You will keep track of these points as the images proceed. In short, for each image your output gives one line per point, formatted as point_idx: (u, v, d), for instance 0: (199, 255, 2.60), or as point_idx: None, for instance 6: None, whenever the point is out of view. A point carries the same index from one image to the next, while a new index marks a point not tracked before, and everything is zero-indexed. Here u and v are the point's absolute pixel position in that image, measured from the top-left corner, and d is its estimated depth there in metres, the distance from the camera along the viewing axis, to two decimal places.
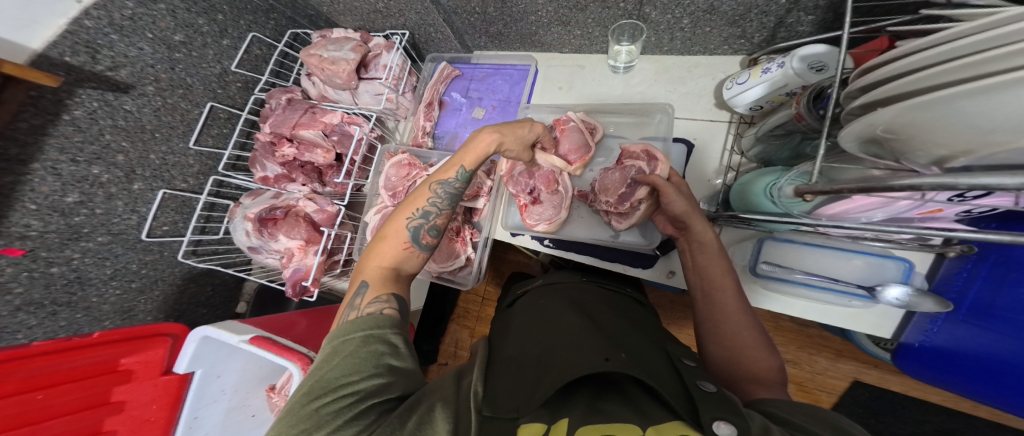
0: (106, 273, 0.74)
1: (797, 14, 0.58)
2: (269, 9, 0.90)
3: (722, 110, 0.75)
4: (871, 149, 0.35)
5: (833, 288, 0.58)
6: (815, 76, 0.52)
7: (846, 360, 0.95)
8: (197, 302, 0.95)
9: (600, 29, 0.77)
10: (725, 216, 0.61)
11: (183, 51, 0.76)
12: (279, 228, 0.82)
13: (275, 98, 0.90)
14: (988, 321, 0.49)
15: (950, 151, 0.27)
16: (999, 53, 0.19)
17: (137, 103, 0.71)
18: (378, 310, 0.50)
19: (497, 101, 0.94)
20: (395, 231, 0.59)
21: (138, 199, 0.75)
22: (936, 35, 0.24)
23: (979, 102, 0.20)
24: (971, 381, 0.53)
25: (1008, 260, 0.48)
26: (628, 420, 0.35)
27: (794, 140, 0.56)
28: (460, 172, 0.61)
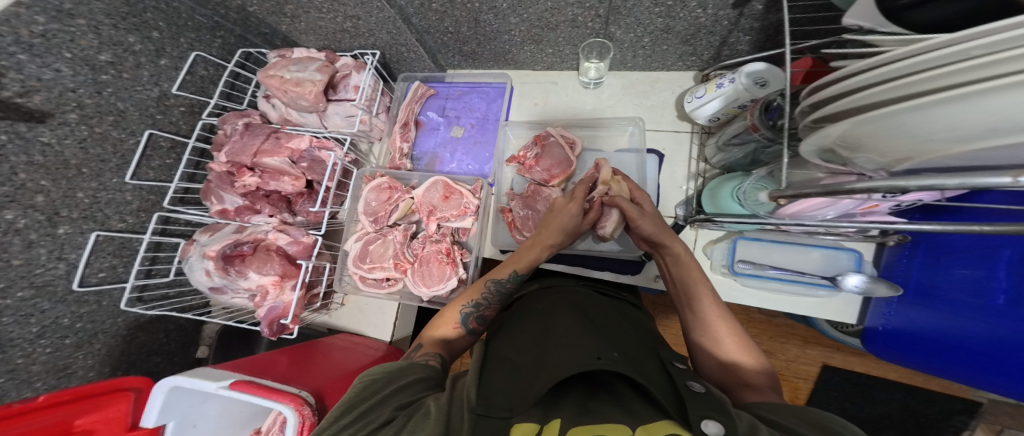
0: (32, 332, 0.62)
1: (737, 35, 0.65)
2: (214, 27, 0.81)
3: (683, 121, 0.81)
4: (826, 156, 0.37)
5: (801, 279, 0.64)
6: (760, 92, 0.56)
7: (812, 346, 1.06)
8: (150, 350, 0.84)
9: (570, 47, 0.81)
10: (699, 220, 0.66)
11: (112, 73, 0.66)
12: (248, 264, 0.75)
13: (230, 122, 0.82)
14: (935, 303, 0.53)
15: (891, 160, 0.30)
16: (936, 74, 0.22)
17: (57, 134, 0.60)
18: (425, 361, 0.56)
19: (474, 119, 0.95)
20: (450, 313, 0.66)
21: (65, 245, 0.64)
22: (864, 61, 0.28)
23: (919, 115, 0.23)
24: (938, 362, 0.54)
25: (934, 246, 0.54)
26: (617, 421, 0.37)
27: (750, 148, 0.59)
28: (512, 275, 0.70)
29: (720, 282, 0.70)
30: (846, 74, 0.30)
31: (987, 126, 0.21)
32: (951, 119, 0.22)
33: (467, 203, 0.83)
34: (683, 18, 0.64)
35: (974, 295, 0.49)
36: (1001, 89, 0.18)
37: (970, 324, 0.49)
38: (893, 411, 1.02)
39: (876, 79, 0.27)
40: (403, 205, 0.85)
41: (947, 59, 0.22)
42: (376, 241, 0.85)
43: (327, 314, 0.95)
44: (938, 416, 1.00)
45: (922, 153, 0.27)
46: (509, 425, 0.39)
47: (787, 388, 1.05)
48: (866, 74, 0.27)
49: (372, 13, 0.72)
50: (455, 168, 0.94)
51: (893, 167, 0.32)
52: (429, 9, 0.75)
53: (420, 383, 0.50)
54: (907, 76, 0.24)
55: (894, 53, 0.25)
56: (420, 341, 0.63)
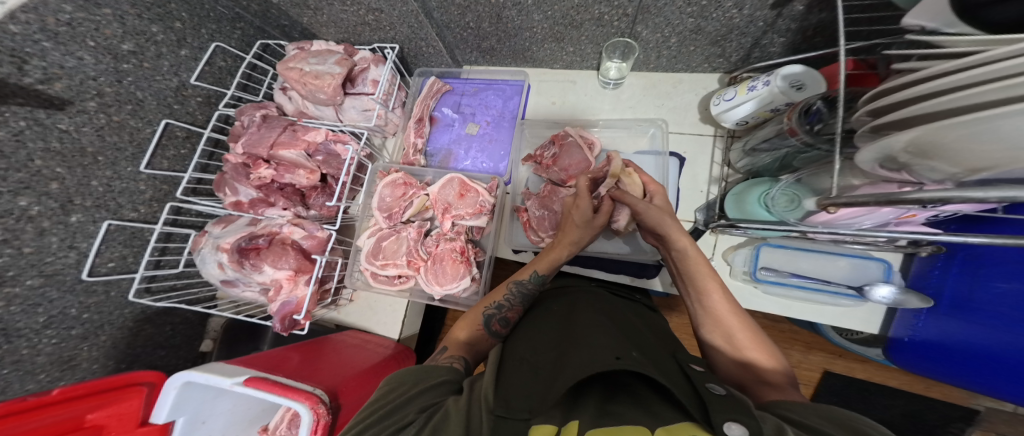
0: (39, 322, 0.61)
1: (771, 36, 0.64)
2: (235, 18, 0.79)
3: (707, 124, 0.80)
4: (886, 165, 0.35)
5: (827, 288, 0.63)
6: (797, 95, 0.54)
7: (815, 352, 1.05)
8: (156, 343, 0.83)
9: (592, 46, 0.80)
10: (722, 225, 0.65)
11: (133, 62, 0.65)
12: (263, 258, 0.73)
13: (247, 114, 0.81)
14: (970, 315, 0.52)
15: (960, 170, 0.29)
16: None
17: (75, 121, 0.59)
18: (449, 364, 0.56)
19: (490, 117, 0.94)
20: (473, 315, 0.67)
21: (76, 233, 0.63)
22: (960, 61, 0.26)
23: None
24: (970, 374, 0.53)
25: (973, 257, 0.53)
26: (639, 423, 0.35)
27: (782, 152, 0.57)
28: (533, 275, 0.70)
29: (741, 289, 0.69)
30: (930, 77, 0.28)
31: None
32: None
33: (482, 202, 0.82)
34: (715, 18, 0.63)
35: (1014, 308, 0.48)
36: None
37: (1006, 337, 0.48)
38: (894, 417, 0.99)
39: (975, 79, 0.24)
40: (417, 202, 0.84)
41: None
42: (390, 238, 0.83)
43: (336, 311, 0.95)
44: (942, 426, 0.98)
45: (1006, 162, 0.25)
46: (528, 427, 0.36)
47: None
48: (956, 75, 0.25)
49: (394, 6, 0.71)
50: (470, 165, 0.93)
51: (962, 177, 0.30)
52: (452, 3, 0.74)
53: (442, 386, 0.49)
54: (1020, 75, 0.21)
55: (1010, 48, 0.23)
56: (445, 344, 0.63)
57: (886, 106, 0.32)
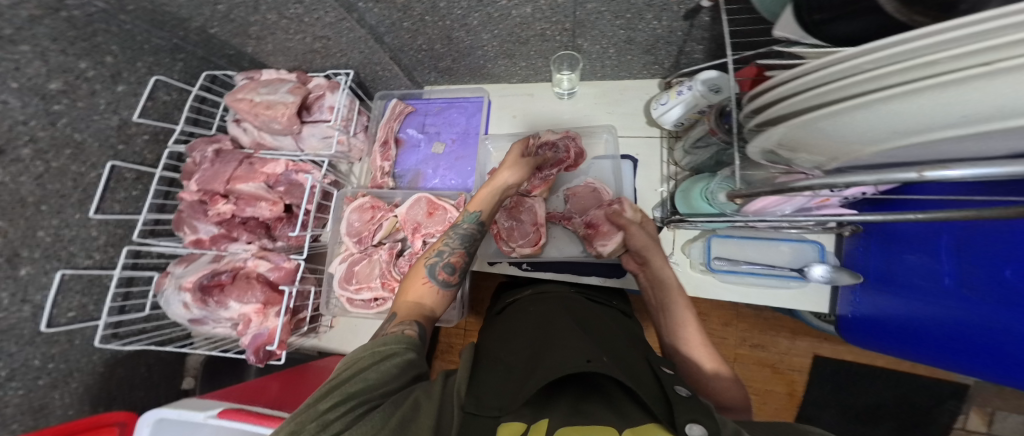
0: (0, 376, 0.60)
1: (691, 44, 0.69)
2: (173, 48, 0.76)
3: (653, 127, 0.84)
4: (772, 157, 0.41)
5: (773, 273, 0.68)
6: (715, 98, 0.59)
7: (800, 337, 1.04)
8: (133, 384, 0.83)
9: (542, 59, 0.84)
10: (675, 221, 0.68)
11: (64, 102, 0.63)
12: (228, 294, 0.75)
13: (199, 149, 0.81)
14: (895, 288, 0.55)
15: (824, 160, 0.34)
16: (839, 88, 0.24)
17: (11, 172, 0.58)
18: (401, 330, 0.55)
19: (455, 134, 0.97)
20: (416, 270, 0.67)
21: (29, 286, 0.62)
22: (788, 72, 0.30)
23: (841, 123, 0.25)
24: (907, 345, 0.55)
25: (884, 234, 0.57)
26: (608, 422, 0.38)
27: (713, 149, 0.63)
28: (470, 215, 0.71)
29: (701, 280, 0.73)
30: (777, 83, 0.32)
31: (903, 127, 0.23)
32: (878, 119, 0.24)
33: (451, 219, 0.84)
34: (643, 30, 0.68)
35: (926, 279, 0.51)
36: (914, 95, 0.20)
37: (928, 307, 0.50)
38: (889, 400, 1.02)
39: (799, 88, 0.29)
40: (387, 225, 0.85)
41: (843, 73, 0.25)
42: (362, 261, 0.85)
43: (316, 337, 0.95)
44: (936, 406, 1.00)
45: (860, 151, 0.29)
46: (498, 424, 0.38)
47: (784, 382, 1.04)
48: (792, 83, 0.29)
49: (343, 33, 0.73)
50: (438, 183, 0.95)
51: (828, 166, 0.36)
52: (402, 27, 0.76)
53: (407, 371, 0.50)
54: (824, 86, 0.26)
55: (811, 64, 0.27)
56: (396, 310, 0.62)
57: (761, 105, 0.36)
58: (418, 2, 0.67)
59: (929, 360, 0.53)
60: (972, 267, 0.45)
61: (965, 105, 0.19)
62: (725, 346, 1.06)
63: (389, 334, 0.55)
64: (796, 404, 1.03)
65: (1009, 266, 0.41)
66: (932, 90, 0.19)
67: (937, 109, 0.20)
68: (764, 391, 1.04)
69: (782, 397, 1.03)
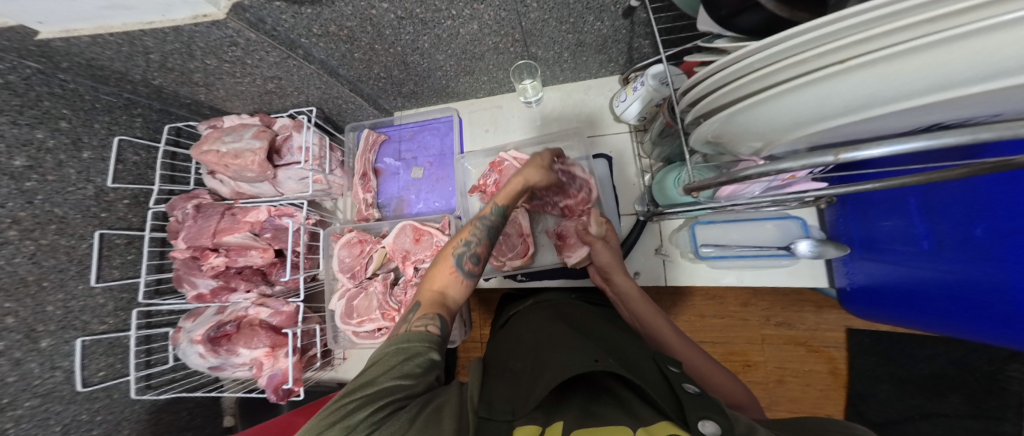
0: (56, 431, 0.66)
1: (638, 40, 0.70)
2: (128, 105, 0.80)
3: (621, 123, 0.86)
4: (717, 148, 0.44)
5: (762, 253, 0.67)
6: (666, 91, 0.60)
7: (827, 310, 1.00)
8: (178, 428, 0.88)
9: (502, 72, 0.85)
10: (656, 213, 0.66)
11: (35, 178, 0.66)
12: (237, 342, 0.79)
13: (179, 207, 0.84)
14: (880, 253, 0.56)
15: (760, 145, 0.36)
16: (752, 80, 0.29)
17: (4, 254, 0.62)
18: (424, 327, 0.51)
19: (432, 156, 0.99)
20: (443, 258, 0.61)
21: (54, 355, 0.67)
22: (705, 70, 0.34)
23: (769, 108, 0.29)
24: (909, 312, 0.55)
25: (860, 200, 0.58)
26: (620, 423, 0.36)
27: (675, 139, 0.64)
28: (496, 206, 0.64)
29: (692, 269, 0.73)
30: (698, 80, 0.37)
31: (796, 117, 0.28)
32: (777, 112, 0.29)
33: (438, 242, 0.86)
34: (588, 31, 0.69)
35: (905, 243, 0.52)
36: (801, 88, 0.25)
37: (918, 269, 0.51)
38: (942, 366, 0.96)
39: (714, 86, 0.34)
40: (377, 256, 0.89)
41: (745, 70, 0.30)
42: (359, 296, 0.87)
43: (334, 369, 1.00)
44: (998, 370, 0.94)
45: (772, 141, 0.34)
46: (511, 428, 0.39)
47: (823, 360, 0.99)
48: (711, 79, 0.33)
49: (291, 71, 0.73)
50: (423, 207, 0.97)
51: (763, 151, 0.38)
52: (354, 59, 0.76)
53: (431, 374, 0.47)
54: (734, 83, 0.31)
55: (722, 61, 0.32)
56: (419, 299, 0.57)
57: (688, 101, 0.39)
58: (363, 33, 0.67)
59: (932, 325, 0.53)
60: (945, 227, 0.47)
61: (836, 95, 0.25)
62: (749, 327, 1.03)
63: (412, 328, 0.51)
64: (844, 383, 0.98)
65: (980, 223, 0.43)
66: (812, 83, 0.24)
67: (820, 99, 0.25)
68: (802, 372, 0.99)
69: (825, 377, 0.99)
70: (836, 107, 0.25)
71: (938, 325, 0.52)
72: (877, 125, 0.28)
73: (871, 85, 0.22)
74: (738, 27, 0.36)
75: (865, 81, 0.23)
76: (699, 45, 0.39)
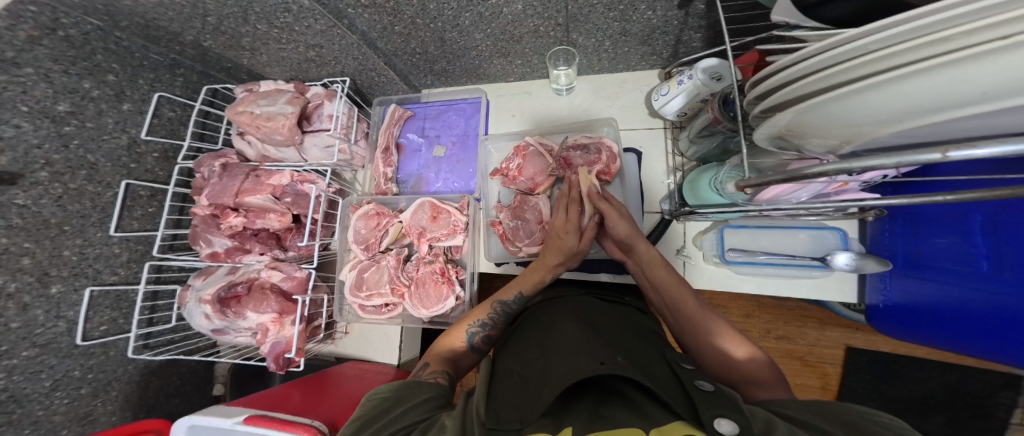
0: (46, 386, 0.63)
1: (688, 33, 0.68)
2: (173, 65, 0.80)
3: (654, 118, 0.84)
4: (779, 144, 0.41)
5: (793, 262, 0.66)
6: (717, 86, 0.59)
7: (830, 327, 1.00)
8: (166, 392, 0.85)
9: (537, 56, 0.83)
10: (683, 213, 0.65)
11: (75, 123, 0.65)
12: (245, 305, 0.77)
13: (206, 165, 0.82)
14: (924, 272, 0.56)
15: (837, 141, 0.34)
16: (852, 65, 0.25)
17: (31, 194, 0.60)
18: (432, 378, 0.56)
19: (455, 137, 0.97)
20: (457, 331, 0.68)
21: (61, 303, 0.65)
22: (793, 55, 0.30)
23: (869, 99, 0.24)
24: (942, 333, 0.56)
25: (911, 217, 0.57)
26: (632, 424, 0.35)
27: (718, 138, 0.63)
28: (517, 296, 0.72)
29: (715, 273, 0.72)
30: (779, 67, 0.32)
31: (901, 110, 0.24)
32: (880, 103, 0.24)
33: (455, 222, 0.85)
34: (636, 20, 0.67)
35: (956, 262, 0.52)
36: (926, 73, 0.21)
37: (959, 291, 0.52)
38: (934, 391, 0.96)
39: (803, 72, 0.29)
40: (393, 231, 0.87)
41: (849, 54, 0.25)
42: (370, 269, 0.86)
43: (334, 344, 0.99)
44: (988, 397, 0.93)
45: (859, 135, 0.31)
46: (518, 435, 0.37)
47: (816, 375, 0.99)
48: (795, 67, 0.29)
49: (334, 40, 0.73)
50: (441, 187, 0.96)
51: (841, 149, 0.36)
52: (393, 32, 0.77)
53: (436, 406, 0.48)
54: (826, 70, 0.27)
55: (816, 45, 0.28)
56: (428, 360, 0.62)
57: (761, 91, 0.36)
58: (407, 6, 0.67)
59: (960, 346, 0.54)
60: (1009, 249, 0.46)
61: (966, 83, 0.20)
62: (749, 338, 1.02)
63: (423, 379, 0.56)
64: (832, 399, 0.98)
65: None
66: (945, 68, 0.20)
67: (947, 87, 0.21)
68: (794, 385, 0.99)
69: (815, 391, 0.99)
70: (955, 100, 0.21)
71: (967, 347, 0.54)
72: (1001, 119, 0.24)
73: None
74: (822, 16, 0.34)
75: (1021, 66, 0.18)
76: (774, 34, 0.37)
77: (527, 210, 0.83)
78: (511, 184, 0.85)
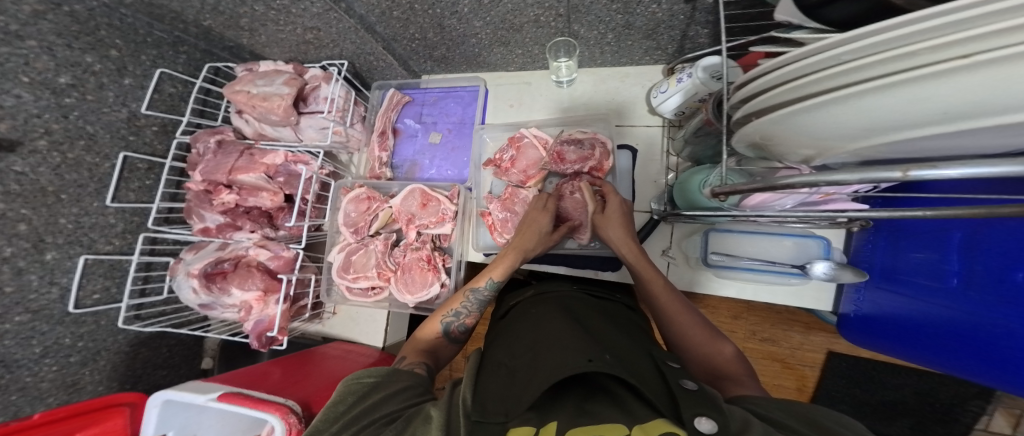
0: (36, 353, 0.63)
1: (695, 28, 0.66)
2: (177, 42, 0.78)
3: (655, 115, 0.82)
4: (760, 152, 0.42)
5: (772, 269, 0.66)
6: (716, 85, 0.57)
7: (816, 332, 1.02)
8: (155, 364, 0.85)
9: (538, 47, 0.81)
10: (672, 214, 0.65)
11: (75, 96, 0.64)
12: (230, 281, 0.76)
13: (202, 141, 0.81)
14: (897, 285, 0.57)
15: (812, 156, 0.34)
16: (826, 76, 0.23)
17: (29, 162, 0.60)
18: (411, 368, 0.57)
19: (451, 124, 0.96)
20: (431, 327, 0.67)
21: (55, 270, 0.65)
22: (776, 59, 0.28)
23: (845, 109, 0.24)
24: (901, 345, 0.58)
25: (897, 230, 0.57)
26: (615, 420, 0.36)
27: (711, 140, 0.62)
28: (489, 282, 0.69)
29: (698, 276, 0.72)
30: (762, 73, 0.31)
31: (875, 122, 0.23)
32: (849, 114, 0.24)
33: (444, 210, 0.84)
34: (641, 14, 0.65)
35: (931, 278, 0.53)
36: (891, 87, 0.20)
37: (930, 305, 0.53)
38: (906, 397, 0.98)
39: (777, 81, 0.28)
40: (382, 215, 0.87)
41: (823, 63, 0.24)
42: (358, 251, 0.86)
43: (321, 323, 1.00)
44: (958, 405, 0.96)
45: (827, 148, 0.31)
46: (504, 429, 0.38)
47: (794, 377, 1.01)
48: (772, 75, 0.28)
49: (331, 24, 0.73)
50: (435, 174, 0.95)
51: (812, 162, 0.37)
52: (391, 17, 0.75)
53: (414, 395, 0.49)
54: (800, 80, 0.25)
55: (794, 54, 0.27)
56: (403, 354, 0.62)
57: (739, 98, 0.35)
58: None
59: (914, 358, 0.57)
60: (979, 265, 0.47)
61: (939, 97, 0.19)
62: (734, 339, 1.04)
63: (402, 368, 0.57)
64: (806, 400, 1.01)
65: (1017, 271, 0.43)
66: (909, 82, 0.19)
67: (913, 101, 0.20)
68: (772, 385, 1.01)
69: (790, 392, 1.01)
70: (928, 113, 0.21)
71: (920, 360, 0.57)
72: (961, 141, 0.24)
73: (987, 89, 0.17)
74: (824, 18, 0.31)
75: (983, 83, 0.17)
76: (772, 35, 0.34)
77: (515, 202, 0.82)
78: (503, 176, 0.84)
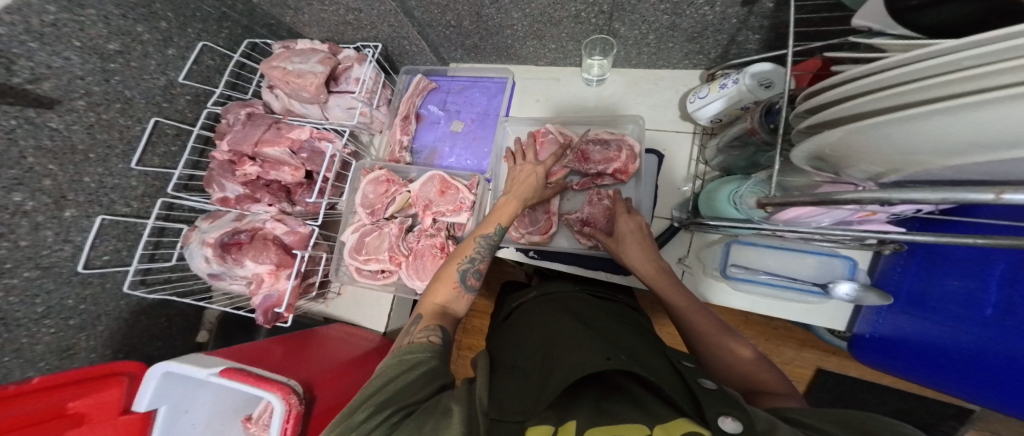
0: (37, 312, 0.62)
1: (746, 33, 0.65)
2: (221, 17, 0.78)
3: (687, 121, 0.82)
4: (817, 163, 0.40)
5: (793, 286, 0.66)
6: (765, 93, 0.57)
7: (807, 349, 1.02)
8: (151, 334, 0.83)
9: (573, 43, 0.80)
10: (694, 224, 0.65)
11: (120, 62, 0.65)
12: (245, 253, 0.75)
13: (232, 112, 0.81)
14: (924, 311, 0.57)
15: (881, 169, 0.33)
16: (918, 88, 0.22)
17: (65, 120, 0.59)
18: (426, 338, 0.52)
19: (474, 114, 0.95)
20: (447, 273, 0.64)
21: (71, 228, 0.64)
22: (860, 67, 0.27)
23: (936, 124, 0.22)
24: (919, 369, 0.59)
25: (932, 255, 0.58)
26: (636, 420, 0.36)
27: (749, 151, 0.62)
28: (499, 228, 0.68)
29: (713, 285, 0.72)
30: (841, 81, 0.30)
31: (970, 138, 0.21)
32: (928, 131, 0.23)
33: (462, 199, 0.83)
34: (689, 15, 0.64)
35: (964, 306, 0.53)
36: (980, 108, 0.19)
37: (955, 333, 0.53)
38: (886, 414, 0.98)
39: (862, 90, 0.27)
40: (400, 199, 0.86)
41: (920, 74, 0.23)
42: (372, 234, 0.85)
43: (324, 304, 0.99)
44: (933, 424, 0.96)
45: (907, 162, 0.29)
46: (522, 428, 0.37)
47: None
48: (854, 84, 0.27)
49: (373, 6, 0.72)
50: (454, 162, 0.94)
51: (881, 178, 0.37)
52: (431, 2, 0.75)
53: (436, 380, 0.47)
54: (892, 90, 0.24)
55: (885, 63, 0.25)
56: (420, 312, 0.59)
57: (812, 108, 0.33)
58: None
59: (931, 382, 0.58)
60: (1016, 300, 0.47)
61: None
62: None
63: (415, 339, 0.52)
64: None
65: None
66: (999, 105, 0.18)
67: (1010, 123, 0.19)
68: None
69: None
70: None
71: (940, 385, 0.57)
72: None
73: None
74: (916, 23, 0.29)
75: None
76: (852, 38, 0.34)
77: None
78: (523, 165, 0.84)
